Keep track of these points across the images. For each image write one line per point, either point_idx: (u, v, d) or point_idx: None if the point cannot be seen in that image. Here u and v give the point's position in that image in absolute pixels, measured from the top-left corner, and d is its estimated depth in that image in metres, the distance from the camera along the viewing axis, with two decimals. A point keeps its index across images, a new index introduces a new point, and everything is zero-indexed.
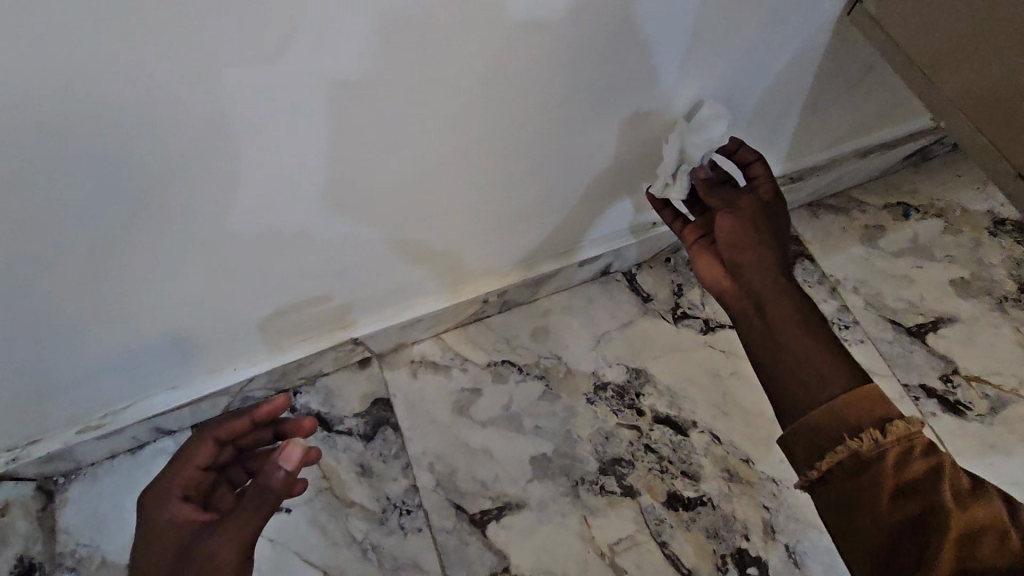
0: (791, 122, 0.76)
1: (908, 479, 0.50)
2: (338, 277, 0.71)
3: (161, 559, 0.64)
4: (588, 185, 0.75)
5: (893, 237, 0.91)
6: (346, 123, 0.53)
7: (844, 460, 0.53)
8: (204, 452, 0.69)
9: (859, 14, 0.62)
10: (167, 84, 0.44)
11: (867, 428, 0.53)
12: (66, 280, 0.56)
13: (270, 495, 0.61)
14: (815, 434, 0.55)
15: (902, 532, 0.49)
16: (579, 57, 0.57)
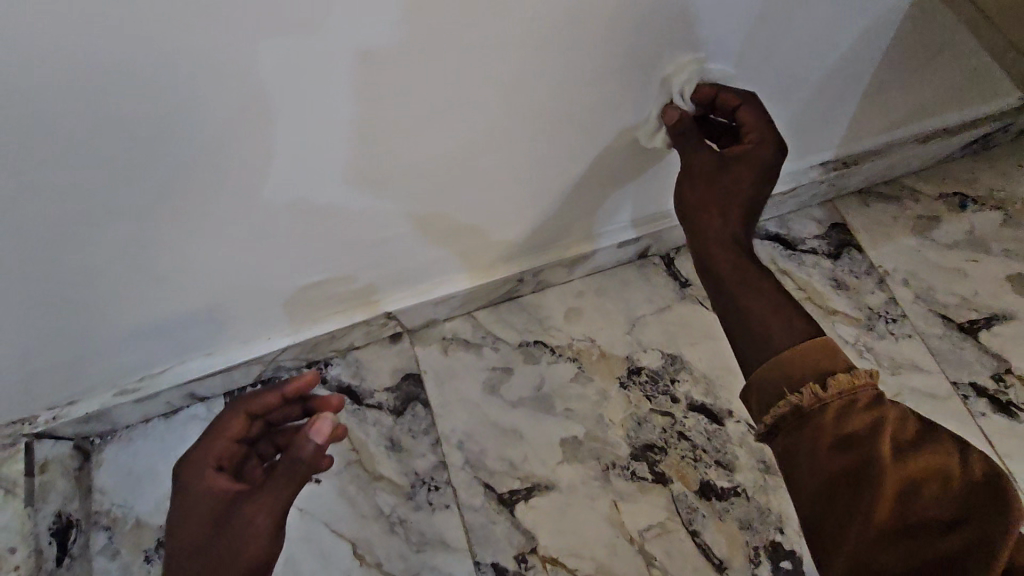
0: (852, 104, 0.73)
1: (848, 431, 0.49)
2: (375, 249, 0.70)
3: (192, 532, 0.62)
4: (619, 161, 0.71)
5: (947, 228, 0.87)
6: (393, 92, 0.51)
7: (787, 414, 0.52)
8: (236, 424, 0.67)
9: None
10: (217, 43, 0.43)
11: (810, 383, 0.52)
12: (110, 242, 0.55)
13: (303, 466, 0.62)
14: (763, 389, 0.55)
15: (842, 485, 0.49)
16: (637, 28, 0.54)
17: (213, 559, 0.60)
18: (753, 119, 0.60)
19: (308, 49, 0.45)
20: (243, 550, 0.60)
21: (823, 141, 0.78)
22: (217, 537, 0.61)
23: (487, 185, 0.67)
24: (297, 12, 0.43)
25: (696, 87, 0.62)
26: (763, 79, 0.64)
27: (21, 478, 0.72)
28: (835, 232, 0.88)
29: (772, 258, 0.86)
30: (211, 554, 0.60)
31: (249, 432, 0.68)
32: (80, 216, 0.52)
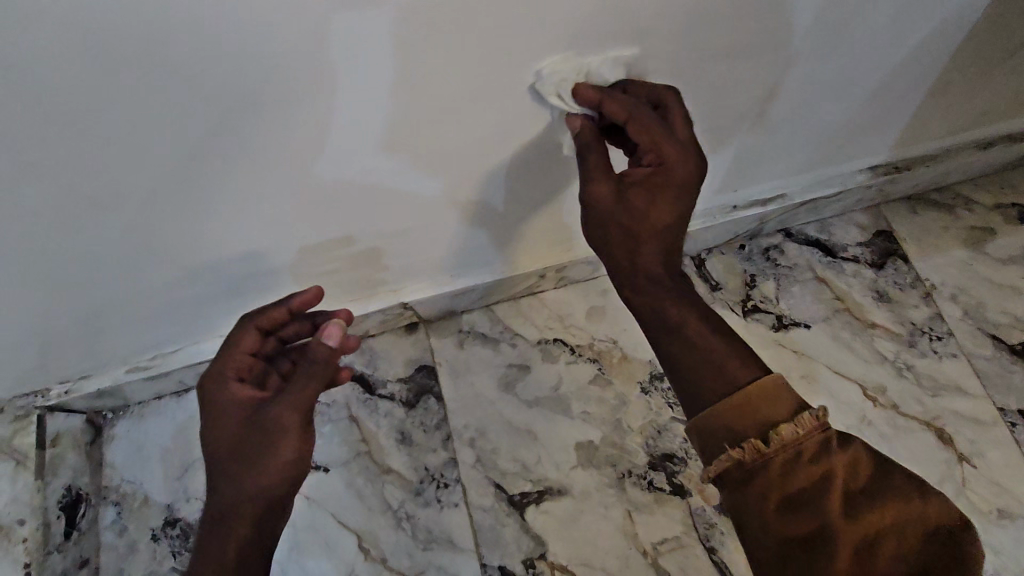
0: (913, 105, 0.67)
1: (796, 490, 0.44)
2: (396, 237, 0.68)
3: (222, 437, 0.60)
4: (533, 171, 0.64)
5: (1003, 242, 0.81)
6: (424, 74, 0.48)
7: (730, 470, 0.46)
8: (249, 339, 0.65)
9: None
10: (237, 18, 0.40)
11: (750, 437, 0.45)
12: (122, 221, 0.54)
13: (321, 366, 0.59)
14: (705, 437, 0.48)
15: (795, 543, 0.44)
16: (691, 17, 0.50)
17: (247, 459, 0.58)
18: (648, 136, 0.50)
19: (334, 26, 0.42)
20: (276, 448, 0.58)
21: (877, 143, 0.72)
22: (246, 438, 0.58)
23: (515, 173, 0.63)
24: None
25: (578, 87, 0.52)
26: (821, 75, 0.59)
27: (32, 451, 0.73)
28: (879, 240, 0.82)
29: (810, 264, 0.82)
30: (243, 456, 0.58)
31: (263, 349, 0.66)
32: (91, 192, 0.49)
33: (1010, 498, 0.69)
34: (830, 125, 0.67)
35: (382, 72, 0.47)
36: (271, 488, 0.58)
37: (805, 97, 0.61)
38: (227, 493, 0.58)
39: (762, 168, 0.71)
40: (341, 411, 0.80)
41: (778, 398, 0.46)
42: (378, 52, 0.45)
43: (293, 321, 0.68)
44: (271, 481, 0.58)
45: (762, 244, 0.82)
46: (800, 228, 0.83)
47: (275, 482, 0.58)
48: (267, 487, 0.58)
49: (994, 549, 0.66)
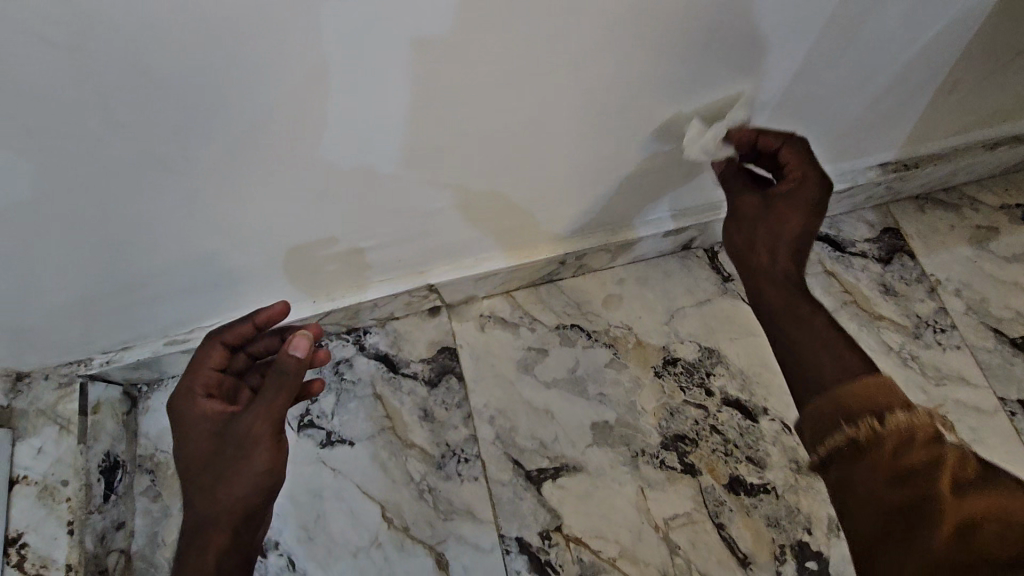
0: (923, 102, 0.70)
1: (907, 465, 0.46)
2: (427, 219, 0.71)
3: (200, 450, 0.64)
4: (522, 187, 0.70)
5: (1007, 240, 0.84)
6: (462, 53, 0.51)
7: (842, 446, 0.49)
8: (216, 354, 0.70)
9: None
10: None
11: (864, 417, 0.49)
12: (175, 197, 0.57)
13: (291, 377, 0.62)
14: (820, 420, 0.51)
15: (892, 517, 0.45)
16: (711, 12, 0.53)
17: (223, 471, 0.62)
18: (795, 158, 0.63)
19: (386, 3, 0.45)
20: (249, 459, 0.62)
21: (887, 140, 0.75)
22: (221, 449, 0.63)
23: (523, 169, 0.67)
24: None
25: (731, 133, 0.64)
26: (832, 73, 0.62)
27: (74, 416, 0.76)
28: (886, 237, 0.86)
29: (819, 258, 0.85)
30: (217, 467, 0.62)
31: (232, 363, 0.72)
32: (151, 167, 0.53)
33: None
34: (844, 118, 0.70)
35: (419, 55, 0.50)
36: (245, 498, 0.62)
37: (822, 89, 0.64)
38: (204, 502, 0.62)
39: None
40: (367, 388, 0.83)
41: (894, 391, 0.50)
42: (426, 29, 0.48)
43: (260, 337, 0.73)
44: (244, 490, 0.62)
45: None
46: None
47: (251, 493, 0.62)
48: (243, 497, 0.62)
49: None
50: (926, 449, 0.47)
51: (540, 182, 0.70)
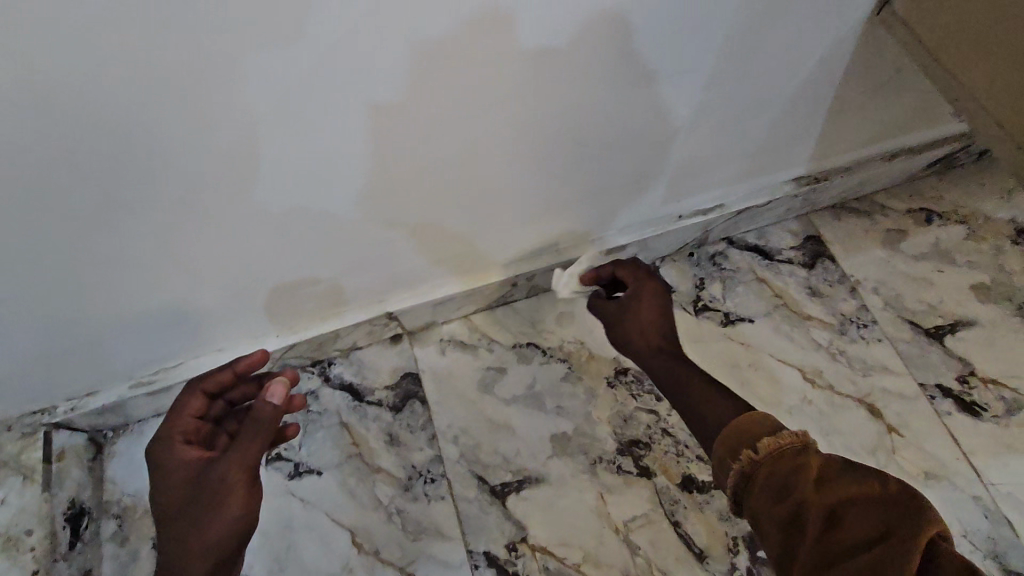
0: (818, 124, 0.78)
1: (778, 480, 0.52)
2: (383, 250, 0.75)
3: (172, 496, 0.66)
4: (471, 217, 0.75)
5: (915, 241, 0.93)
6: (403, 116, 0.58)
7: (735, 483, 0.56)
8: (196, 402, 0.73)
9: (887, 16, 0.63)
10: (257, 60, 0.49)
11: (744, 450, 0.56)
12: (135, 240, 0.60)
13: (265, 424, 0.66)
14: (718, 468, 0.59)
15: (783, 531, 0.50)
16: (606, 58, 0.60)
17: (194, 517, 0.63)
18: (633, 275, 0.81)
19: (336, 74, 0.52)
20: (224, 504, 0.64)
21: (793, 158, 0.83)
22: (193, 497, 0.64)
23: (467, 201, 0.72)
24: (329, 49, 0.50)
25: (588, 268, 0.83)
26: (731, 101, 0.70)
27: (39, 465, 0.77)
28: (809, 244, 0.93)
29: (751, 267, 0.92)
30: (189, 514, 0.64)
31: (211, 410, 0.75)
32: (108, 213, 0.56)
33: (935, 462, 0.78)
34: (751, 140, 0.77)
35: (348, 104, 0.55)
36: (217, 546, 0.63)
37: (725, 115, 0.72)
38: (175, 553, 0.63)
39: (698, 178, 0.81)
40: (333, 417, 0.86)
41: (759, 423, 0.58)
42: (373, 97, 0.55)
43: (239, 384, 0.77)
44: (216, 536, 0.63)
45: (709, 251, 0.93)
46: (741, 236, 0.94)
47: (221, 540, 0.64)
48: (213, 544, 0.63)
49: None
50: (793, 460, 0.53)
51: (488, 212, 0.75)
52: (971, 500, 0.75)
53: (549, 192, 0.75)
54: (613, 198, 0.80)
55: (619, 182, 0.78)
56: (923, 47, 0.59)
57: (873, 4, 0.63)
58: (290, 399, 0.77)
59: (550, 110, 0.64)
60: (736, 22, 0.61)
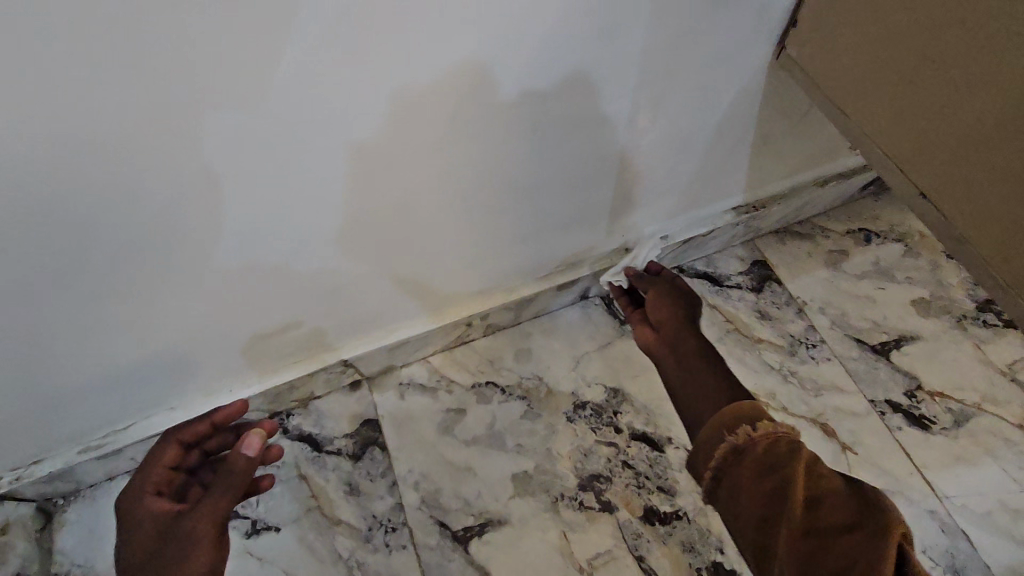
0: (746, 156, 0.81)
1: (768, 459, 0.57)
2: (332, 298, 0.75)
3: (139, 549, 0.65)
4: (419, 259, 0.75)
5: (856, 260, 0.96)
6: (355, 171, 0.59)
7: (725, 453, 0.60)
8: (169, 453, 0.75)
9: (785, 60, 0.66)
10: (219, 118, 0.49)
11: (742, 426, 0.61)
12: (69, 306, 0.60)
13: (236, 476, 0.66)
14: (707, 441, 0.63)
15: (763, 502, 0.55)
16: (533, 107, 0.62)
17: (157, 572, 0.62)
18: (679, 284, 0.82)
19: (300, 128, 0.53)
20: (187, 559, 0.62)
21: (729, 188, 0.86)
22: (160, 550, 0.63)
23: (412, 246, 0.73)
24: (263, 117, 0.51)
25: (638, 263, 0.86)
26: (660, 140, 0.72)
27: None
28: (756, 268, 0.96)
29: (701, 293, 0.94)
30: (152, 568, 0.63)
31: (186, 460, 0.77)
32: (37, 284, 0.56)
33: (889, 478, 0.79)
34: (684, 174, 0.80)
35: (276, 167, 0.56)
36: None
37: (657, 152, 0.74)
38: None
39: (641, 211, 0.84)
40: (290, 469, 0.84)
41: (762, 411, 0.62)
42: (354, 135, 0.56)
43: (215, 435, 0.79)
44: None
45: None
46: (690, 264, 0.96)
47: None
48: None
49: None
50: (786, 448, 0.58)
51: (435, 255, 0.76)
52: (927, 514, 0.76)
53: (494, 234, 0.77)
54: (558, 235, 0.82)
55: (561, 220, 0.79)
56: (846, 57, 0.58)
57: (771, 49, 0.66)
58: (267, 449, 0.78)
59: (484, 158, 0.65)
60: (651, 70, 0.63)
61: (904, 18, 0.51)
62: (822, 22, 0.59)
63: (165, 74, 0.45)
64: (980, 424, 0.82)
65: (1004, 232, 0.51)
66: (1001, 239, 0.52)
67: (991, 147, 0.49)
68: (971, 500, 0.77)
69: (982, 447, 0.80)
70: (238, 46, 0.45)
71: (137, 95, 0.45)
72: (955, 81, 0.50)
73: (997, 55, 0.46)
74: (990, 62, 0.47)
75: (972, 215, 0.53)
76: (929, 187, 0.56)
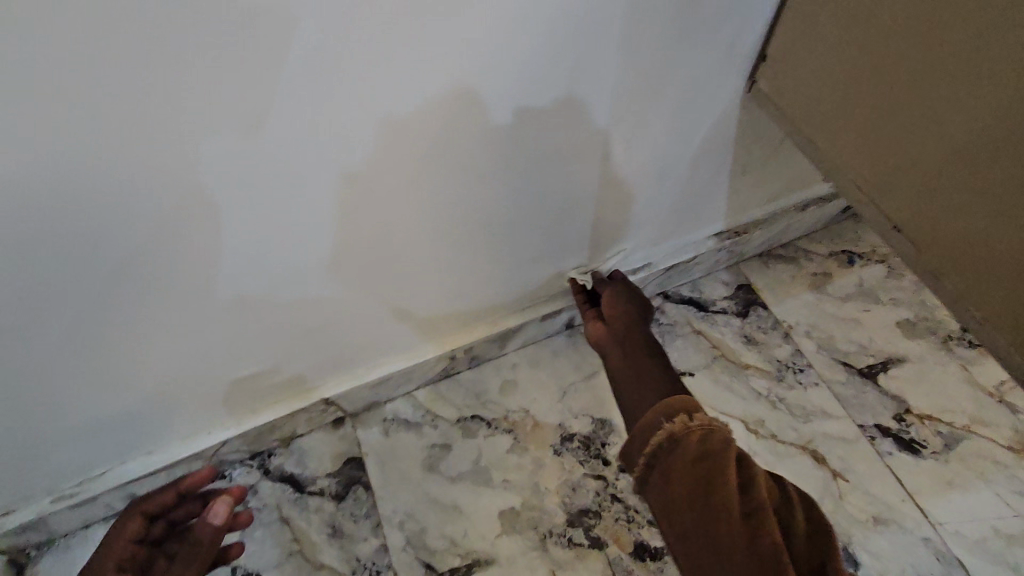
0: (725, 183, 0.81)
1: (703, 447, 0.60)
2: (311, 338, 0.74)
3: None
4: (403, 294, 0.74)
5: (840, 283, 0.96)
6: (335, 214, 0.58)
7: (662, 439, 0.63)
8: (133, 527, 0.71)
9: (757, 94, 0.67)
10: (192, 169, 0.48)
11: (680, 414, 0.64)
12: (37, 360, 0.58)
13: (202, 547, 0.70)
14: (645, 427, 0.65)
15: (694, 483, 0.57)
16: (515, 143, 0.61)
17: None
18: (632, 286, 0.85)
19: (281, 165, 0.51)
20: None
21: (711, 215, 0.86)
22: None
23: (393, 284, 0.71)
24: (237, 163, 0.49)
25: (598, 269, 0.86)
26: (638, 172, 0.72)
27: None
28: (741, 292, 0.96)
29: (687, 319, 0.93)
30: None
31: (151, 532, 0.73)
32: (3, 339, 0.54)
33: (882, 506, 0.77)
34: (665, 203, 0.80)
35: (250, 216, 0.54)
36: None
37: (636, 183, 0.74)
38: None
39: (623, 240, 0.83)
40: (272, 512, 0.82)
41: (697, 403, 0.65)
42: (348, 165, 0.54)
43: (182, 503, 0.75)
44: None
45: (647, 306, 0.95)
46: (675, 289, 0.96)
47: None
48: None
49: (876, 554, 0.74)
50: (717, 438, 0.60)
51: (418, 292, 0.75)
52: (921, 542, 0.75)
53: (476, 268, 0.76)
54: (541, 266, 0.81)
55: (544, 251, 0.79)
56: (813, 87, 0.59)
57: (744, 82, 0.66)
58: (235, 516, 0.77)
59: (466, 195, 0.64)
60: (628, 106, 0.63)
61: (866, 53, 0.52)
62: (792, 54, 0.60)
63: (131, 128, 0.44)
64: (970, 447, 0.81)
65: (969, 263, 0.52)
66: (967, 270, 0.52)
67: (950, 179, 0.50)
68: (965, 526, 0.76)
69: (973, 471, 0.80)
70: (210, 94, 0.44)
71: (101, 150, 0.44)
72: (914, 115, 0.51)
73: (957, 100, 0.47)
74: (947, 98, 0.48)
75: (927, 243, 0.54)
76: (893, 215, 0.57)
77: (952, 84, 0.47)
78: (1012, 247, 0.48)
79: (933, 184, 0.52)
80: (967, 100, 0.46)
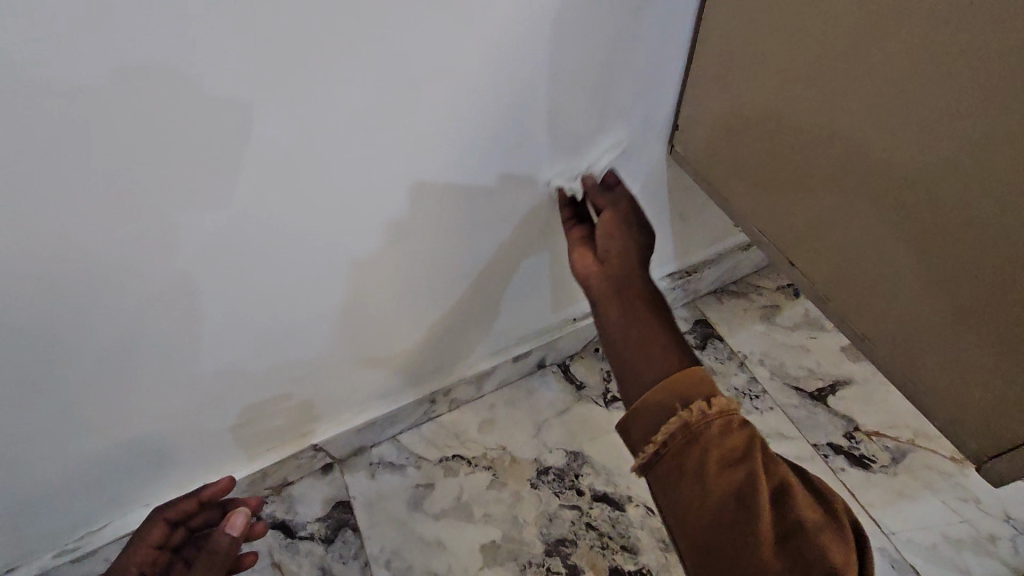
0: (669, 229, 0.91)
1: (728, 449, 0.53)
2: (300, 388, 0.81)
3: None
4: (386, 345, 0.81)
5: (788, 314, 1.04)
6: (319, 278, 0.67)
7: (677, 431, 0.55)
8: (157, 532, 0.74)
9: (677, 157, 0.77)
10: (191, 244, 0.56)
11: (696, 402, 0.55)
12: (52, 418, 0.64)
13: (220, 555, 0.69)
14: (650, 412, 0.57)
15: (728, 499, 0.51)
16: (474, 211, 0.70)
17: None
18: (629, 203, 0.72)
19: (271, 240, 0.60)
20: None
21: (660, 258, 0.96)
22: None
23: (374, 336, 0.79)
24: (232, 238, 0.58)
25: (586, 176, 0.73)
26: None
27: None
28: (698, 327, 1.04)
29: None
30: None
31: (170, 539, 0.75)
32: (25, 398, 0.61)
33: None
34: None
35: (243, 282, 0.62)
36: None
37: None
38: None
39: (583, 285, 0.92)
40: (265, 558, 0.86)
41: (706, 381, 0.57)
42: (329, 238, 0.63)
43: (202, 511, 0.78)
44: None
45: None
46: None
47: None
48: None
49: None
50: (736, 434, 0.54)
51: (399, 342, 0.82)
52: (877, 551, 0.80)
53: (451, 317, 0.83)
54: (508, 311, 0.89)
55: (509, 299, 0.87)
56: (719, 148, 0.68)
57: (665, 146, 0.77)
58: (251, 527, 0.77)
59: (437, 254, 0.72)
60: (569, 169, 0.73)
61: (772, 108, 0.59)
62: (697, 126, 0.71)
63: (144, 215, 0.52)
64: (916, 459, 0.87)
65: (856, 291, 0.60)
66: (851, 296, 0.61)
67: (829, 218, 0.59)
68: (916, 534, 0.81)
69: (921, 481, 0.85)
70: (202, 190, 0.53)
71: (118, 236, 0.52)
72: (793, 168, 0.60)
73: (823, 159, 0.56)
74: (847, 152, 0.53)
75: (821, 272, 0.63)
76: (792, 247, 0.65)
77: (819, 139, 0.55)
78: (882, 275, 0.56)
79: (817, 226, 0.61)
80: (830, 159, 0.55)
